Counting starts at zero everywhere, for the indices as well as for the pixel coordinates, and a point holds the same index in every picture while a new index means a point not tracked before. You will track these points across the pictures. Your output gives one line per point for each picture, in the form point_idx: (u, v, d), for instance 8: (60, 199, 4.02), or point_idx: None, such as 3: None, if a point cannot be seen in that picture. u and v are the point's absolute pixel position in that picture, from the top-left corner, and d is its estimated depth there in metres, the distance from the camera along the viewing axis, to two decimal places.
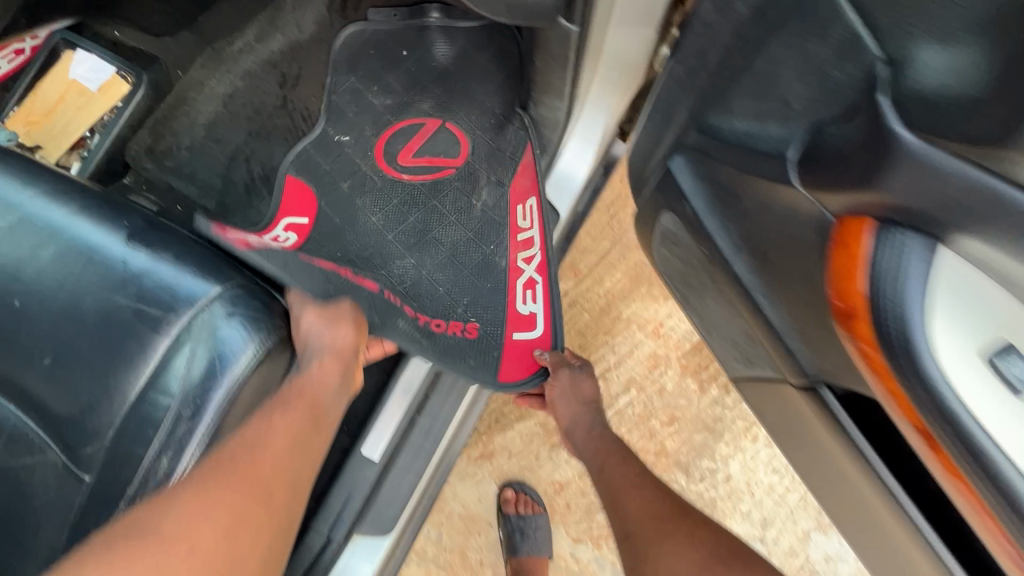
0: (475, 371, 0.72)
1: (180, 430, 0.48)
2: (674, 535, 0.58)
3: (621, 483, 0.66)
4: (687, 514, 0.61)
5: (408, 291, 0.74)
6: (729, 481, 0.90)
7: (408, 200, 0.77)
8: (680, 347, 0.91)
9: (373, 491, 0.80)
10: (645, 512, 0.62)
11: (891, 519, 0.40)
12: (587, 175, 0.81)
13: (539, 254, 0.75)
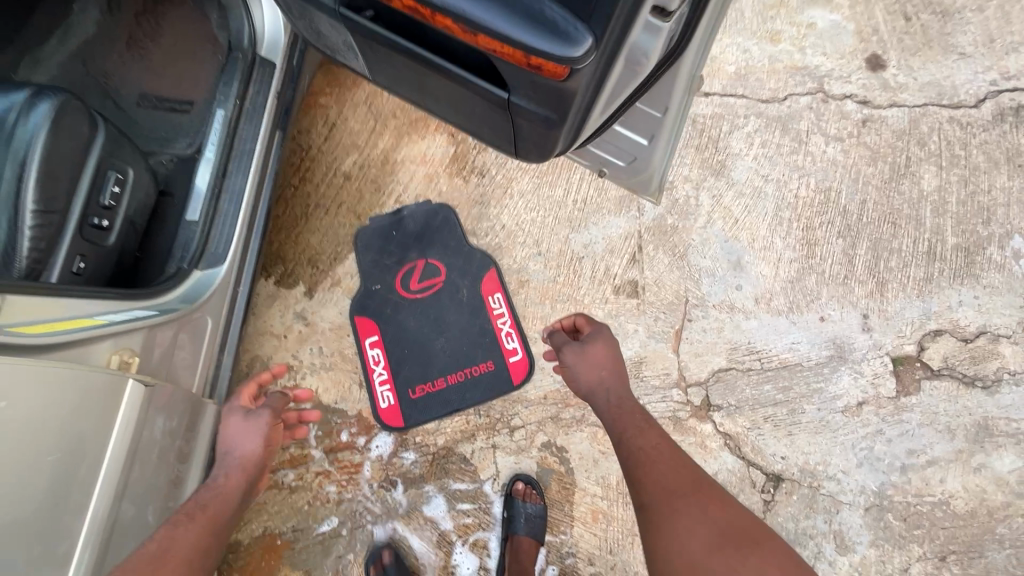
0: (499, 386, 1.28)
1: (24, 149, 0.79)
2: (689, 507, 0.88)
3: (643, 449, 0.97)
4: (700, 488, 0.91)
5: (442, 350, 1.32)
6: (505, 228, 1.40)
7: (421, 302, 1.35)
8: (441, 162, 1.47)
9: (205, 240, 1.02)
10: (663, 488, 0.91)
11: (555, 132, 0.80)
12: (287, 35, 1.15)
13: (507, 316, 1.33)
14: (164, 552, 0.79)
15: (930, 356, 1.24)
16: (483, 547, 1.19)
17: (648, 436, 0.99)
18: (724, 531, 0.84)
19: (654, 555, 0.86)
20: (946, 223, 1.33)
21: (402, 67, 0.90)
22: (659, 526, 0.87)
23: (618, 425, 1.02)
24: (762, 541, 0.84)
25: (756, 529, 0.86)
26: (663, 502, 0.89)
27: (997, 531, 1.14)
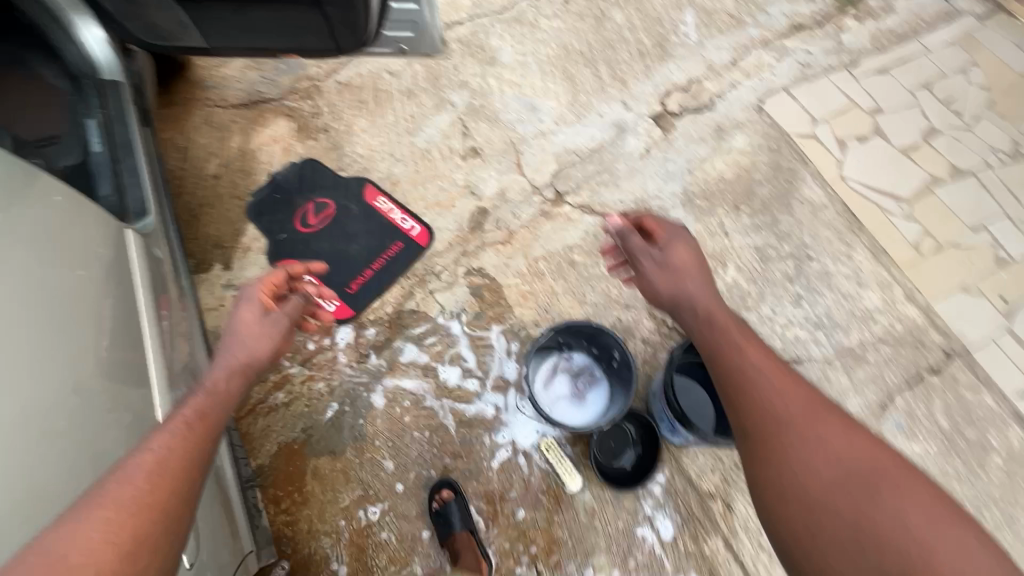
0: (412, 253, 1.60)
1: None
2: (811, 433, 0.86)
3: (751, 365, 0.95)
4: (827, 410, 0.90)
5: (357, 253, 1.61)
6: (363, 155, 1.75)
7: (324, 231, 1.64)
8: (289, 134, 1.78)
9: (124, 206, 1.24)
10: (770, 417, 0.90)
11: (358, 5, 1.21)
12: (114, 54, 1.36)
13: (395, 207, 1.66)
14: (156, 470, 0.76)
15: (672, 107, 1.81)
16: (459, 358, 1.47)
17: (751, 355, 0.97)
18: (891, 478, 0.80)
19: (757, 483, 0.89)
20: (641, 34, 1.91)
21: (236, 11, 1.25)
22: (771, 455, 0.87)
23: (708, 337, 1.03)
24: (903, 480, 0.80)
25: (889, 461, 0.83)
26: (772, 429, 0.89)
27: (756, 178, 1.70)
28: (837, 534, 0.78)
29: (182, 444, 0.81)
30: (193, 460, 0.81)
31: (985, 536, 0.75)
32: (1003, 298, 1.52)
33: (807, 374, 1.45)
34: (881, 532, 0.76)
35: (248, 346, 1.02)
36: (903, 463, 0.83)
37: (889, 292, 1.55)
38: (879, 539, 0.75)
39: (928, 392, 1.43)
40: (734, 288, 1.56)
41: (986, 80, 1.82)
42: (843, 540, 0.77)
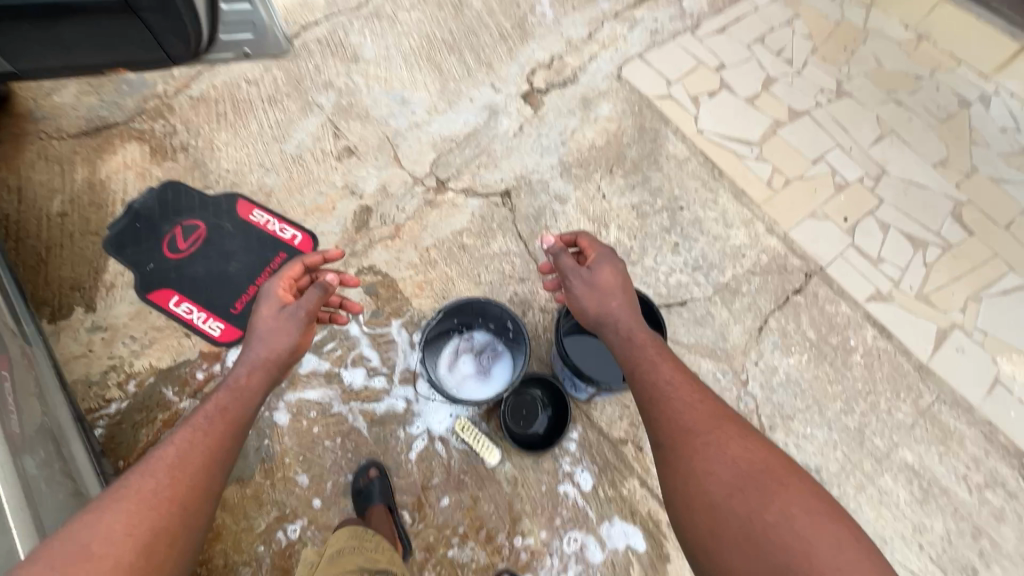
0: None
1: None
2: (712, 439, 0.97)
3: (666, 378, 1.06)
4: (725, 420, 1.00)
5: (238, 271, 1.53)
6: (229, 170, 1.66)
7: (197, 254, 1.54)
8: (142, 158, 1.65)
9: None
10: (678, 425, 1.00)
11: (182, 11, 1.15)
12: None
13: (272, 218, 1.60)
14: (154, 495, 0.87)
15: (538, 83, 1.87)
16: (361, 359, 1.44)
17: (661, 368, 1.08)
18: (779, 481, 0.89)
19: (671, 490, 0.96)
20: (499, 18, 1.95)
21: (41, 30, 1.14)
22: (680, 459, 0.97)
23: (628, 353, 1.12)
24: (787, 478, 0.90)
25: (775, 464, 0.93)
26: (682, 440, 0.98)
27: (624, 142, 1.80)
28: (731, 520, 0.87)
29: (196, 441, 0.96)
30: (210, 457, 0.96)
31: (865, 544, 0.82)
32: (846, 217, 1.71)
33: (693, 314, 1.56)
34: (766, 526, 0.84)
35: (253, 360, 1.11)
36: (789, 465, 0.94)
37: (752, 227, 1.70)
38: (763, 531, 0.83)
39: (795, 310, 1.59)
40: (618, 246, 1.65)
41: (808, 29, 2.02)
42: (733, 530, 0.86)
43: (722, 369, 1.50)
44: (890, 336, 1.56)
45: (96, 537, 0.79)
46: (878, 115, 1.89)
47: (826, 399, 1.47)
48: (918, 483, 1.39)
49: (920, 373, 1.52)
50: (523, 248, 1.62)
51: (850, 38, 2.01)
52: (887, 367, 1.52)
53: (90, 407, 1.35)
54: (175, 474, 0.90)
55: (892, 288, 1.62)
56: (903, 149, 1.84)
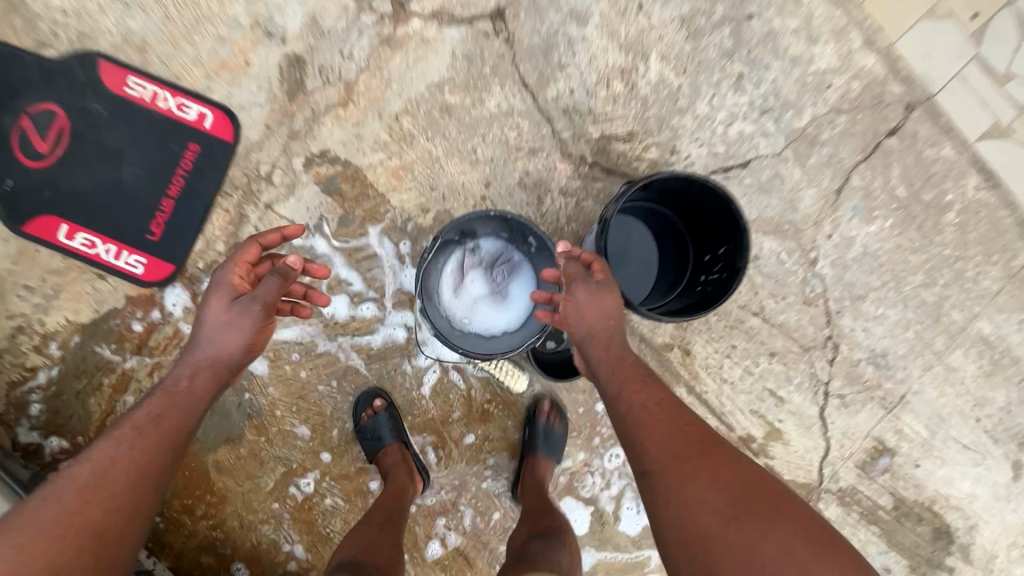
0: (219, 155, 1.11)
1: None
2: (694, 459, 0.72)
3: (643, 399, 0.80)
4: (708, 438, 0.76)
5: (139, 178, 1.09)
6: (67, 12, 1.07)
7: (71, 159, 1.08)
8: None
9: None
10: (658, 448, 0.75)
11: None
12: None
13: (161, 90, 1.09)
14: (53, 525, 0.66)
15: None
16: (340, 283, 1.13)
17: (635, 385, 0.82)
18: (773, 508, 0.67)
19: (656, 533, 0.71)
20: None
21: None
22: (660, 497, 0.71)
23: (609, 378, 0.85)
24: (783, 506, 0.67)
25: (766, 485, 0.70)
26: (663, 465, 0.73)
27: None
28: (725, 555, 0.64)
29: (124, 458, 0.74)
30: (141, 475, 0.74)
31: None
32: (974, 13, 1.22)
33: (757, 178, 1.20)
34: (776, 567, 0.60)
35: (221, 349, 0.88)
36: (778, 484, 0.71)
37: (845, 41, 1.21)
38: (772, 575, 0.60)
39: (886, 160, 1.23)
40: (661, 87, 1.19)
41: None
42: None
43: (789, 248, 1.21)
44: (996, 185, 1.24)
45: None
46: None
47: (906, 272, 1.23)
48: (990, 356, 1.25)
49: (1021, 229, 1.25)
50: (531, 102, 1.16)
51: None
52: (984, 225, 1.24)
53: (12, 380, 1.09)
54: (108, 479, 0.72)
55: (1013, 118, 1.23)
56: None
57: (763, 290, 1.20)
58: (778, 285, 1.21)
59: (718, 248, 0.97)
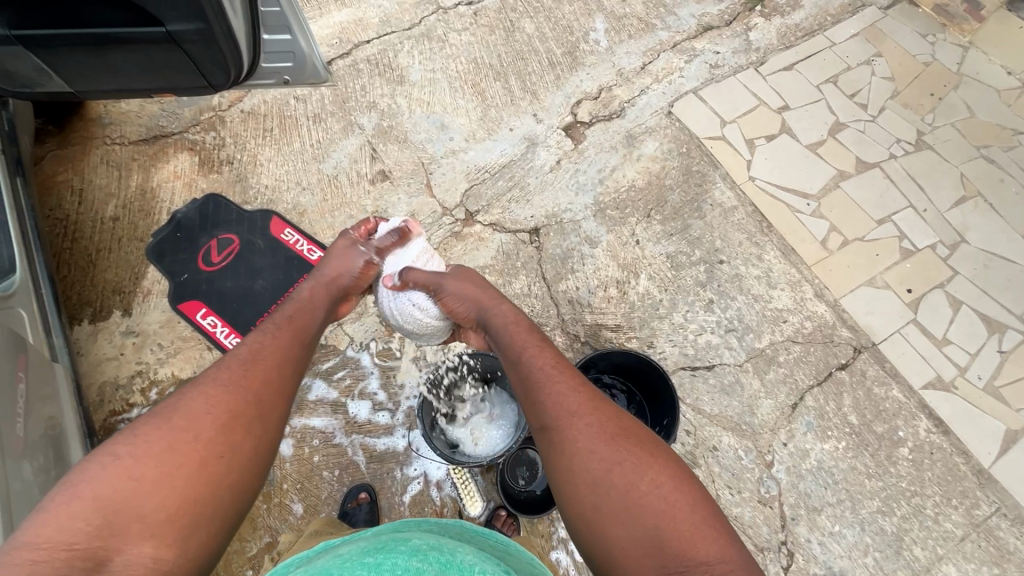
0: None
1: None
2: (593, 415, 0.89)
3: (529, 359, 1.01)
4: (600, 402, 0.91)
5: (265, 290, 1.57)
6: (269, 186, 1.72)
7: (228, 269, 1.59)
8: (191, 169, 1.74)
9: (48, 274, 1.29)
10: (554, 404, 0.91)
11: (230, 55, 1.20)
12: None
13: (303, 240, 1.64)
14: (244, 392, 0.85)
15: (581, 115, 1.83)
16: (369, 392, 1.43)
17: (535, 358, 1.00)
18: (648, 450, 0.84)
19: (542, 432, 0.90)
20: (551, 44, 1.96)
21: (100, 64, 1.20)
22: (560, 443, 0.86)
23: (509, 346, 1.07)
24: (620, 436, 0.86)
25: (651, 441, 0.86)
26: (561, 418, 0.89)
27: (667, 185, 1.70)
28: (611, 504, 0.78)
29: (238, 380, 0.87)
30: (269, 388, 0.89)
31: (679, 475, 0.81)
32: (909, 289, 1.55)
33: (722, 381, 1.45)
34: (644, 496, 0.77)
35: (304, 317, 1.08)
36: (647, 433, 0.88)
37: (799, 291, 1.56)
38: (598, 481, 0.80)
39: (838, 389, 1.44)
40: (648, 297, 1.56)
41: (889, 71, 1.89)
42: (608, 502, 0.78)
43: (746, 447, 1.38)
44: (948, 432, 1.39)
45: (211, 398, 0.82)
46: (962, 174, 1.71)
47: (862, 496, 1.34)
48: None
49: (978, 478, 1.35)
50: (546, 291, 1.56)
51: (940, 83, 1.87)
52: (939, 467, 1.36)
53: (113, 410, 1.43)
54: (182, 446, 0.74)
55: (955, 376, 1.45)
56: (988, 216, 1.65)
57: (720, 479, 1.34)
58: (735, 479, 1.35)
59: (664, 420, 1.21)
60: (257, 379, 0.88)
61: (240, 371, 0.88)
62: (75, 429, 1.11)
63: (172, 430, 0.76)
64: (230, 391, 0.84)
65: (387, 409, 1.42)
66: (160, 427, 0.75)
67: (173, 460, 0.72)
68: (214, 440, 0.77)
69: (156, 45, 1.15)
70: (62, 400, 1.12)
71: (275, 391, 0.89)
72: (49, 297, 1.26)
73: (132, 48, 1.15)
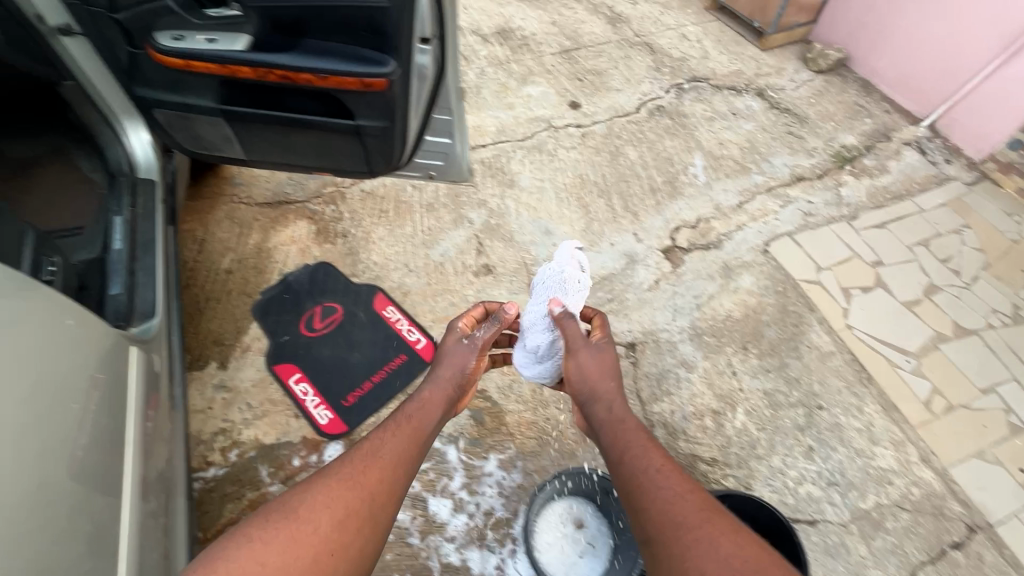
0: (415, 365, 1.58)
1: (152, 262, 1.28)
2: (702, 529, 0.87)
3: (633, 458, 1.01)
4: (711, 516, 0.89)
5: (360, 363, 1.57)
6: (377, 262, 1.78)
7: (327, 337, 1.61)
8: (307, 236, 1.83)
9: (177, 323, 1.30)
10: (661, 515, 0.91)
11: (398, 148, 1.31)
12: (159, 174, 1.43)
13: (403, 319, 1.66)
14: (370, 497, 0.90)
15: (680, 241, 1.90)
16: (452, 490, 1.37)
17: (650, 457, 1.01)
18: (757, 564, 0.83)
19: (647, 545, 0.91)
20: (653, 172, 2.10)
21: (279, 140, 1.31)
22: (670, 557, 0.87)
23: (610, 446, 1.06)
24: (729, 549, 0.85)
25: (771, 563, 0.83)
26: (670, 535, 0.88)
27: (763, 320, 1.72)
28: None
29: (360, 484, 0.91)
30: (394, 489, 0.94)
31: None
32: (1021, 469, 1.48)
33: (826, 540, 1.35)
34: None
35: (427, 419, 1.07)
36: (770, 556, 0.85)
37: (903, 451, 1.50)
38: None
39: (954, 570, 1.33)
40: (745, 433, 1.51)
41: (979, 243, 1.96)
42: None
43: None
44: None
45: (339, 498, 0.88)
46: None
47: None
48: None
49: None
50: (640, 410, 1.53)
51: None
52: None
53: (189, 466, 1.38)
54: (300, 545, 0.82)
55: None
56: None
57: None
58: None
59: None
60: (382, 481, 0.93)
61: (368, 469, 0.93)
62: (179, 492, 1.06)
63: (304, 518, 0.84)
64: (348, 507, 0.87)
65: (469, 512, 1.35)
66: (288, 511, 0.85)
67: (292, 562, 0.80)
68: (332, 538, 0.84)
69: (339, 133, 1.26)
70: (176, 458, 1.08)
71: (394, 495, 0.94)
72: (176, 348, 1.26)
73: (317, 133, 1.27)
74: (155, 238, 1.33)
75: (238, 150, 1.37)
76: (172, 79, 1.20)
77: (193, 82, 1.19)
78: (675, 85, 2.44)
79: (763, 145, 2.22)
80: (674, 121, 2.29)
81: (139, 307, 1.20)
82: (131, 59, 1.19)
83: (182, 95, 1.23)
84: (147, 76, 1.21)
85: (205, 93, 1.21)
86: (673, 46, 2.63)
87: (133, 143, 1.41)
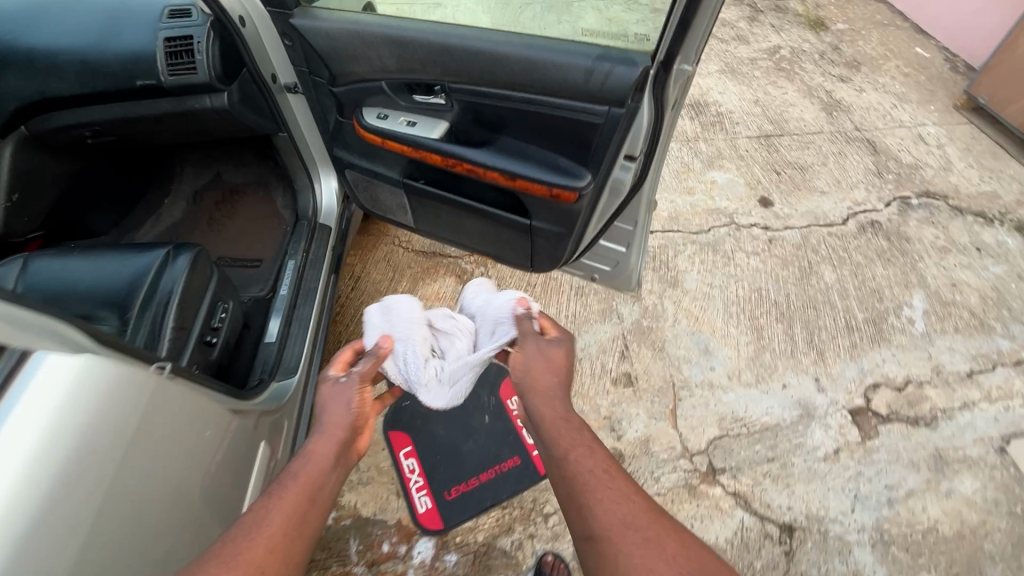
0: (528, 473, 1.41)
1: (310, 318, 1.31)
2: (644, 530, 0.79)
3: (584, 464, 0.90)
4: (653, 516, 0.82)
5: (471, 454, 1.45)
6: None
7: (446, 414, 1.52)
8: (451, 297, 1.80)
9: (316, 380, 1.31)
10: (610, 517, 0.81)
11: (565, 252, 1.17)
12: (336, 222, 1.48)
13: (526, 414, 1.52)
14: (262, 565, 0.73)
15: (878, 404, 1.51)
16: None
17: (592, 457, 0.91)
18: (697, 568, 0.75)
19: (586, 545, 0.81)
20: (853, 304, 1.73)
21: (449, 219, 1.26)
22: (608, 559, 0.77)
23: (555, 445, 0.94)
24: (681, 553, 0.77)
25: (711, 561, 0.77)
26: (612, 532, 0.80)
27: (985, 549, 1.28)
28: None
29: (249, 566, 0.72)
30: (285, 555, 0.76)
31: None
32: None
33: None
34: None
35: (317, 471, 0.90)
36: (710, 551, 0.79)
37: None
38: None
39: None
40: None
41: None
42: None
43: None
44: None
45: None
46: None
47: None
48: None
49: None
50: None
51: None
52: None
53: None
54: None
55: None
56: None
57: None
58: None
59: None
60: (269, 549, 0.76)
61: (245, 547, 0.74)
62: None
63: None
64: None
65: None
66: None
67: None
68: None
69: (511, 228, 1.17)
70: None
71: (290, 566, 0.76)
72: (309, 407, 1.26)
73: (489, 222, 1.19)
74: (315, 291, 1.35)
75: (407, 218, 1.35)
76: (366, 150, 1.21)
77: (387, 157, 1.18)
78: (900, 198, 2.02)
79: (1015, 299, 1.72)
80: (891, 243, 1.88)
81: (286, 363, 1.21)
82: (334, 127, 1.22)
83: (371, 163, 1.23)
84: (345, 141, 1.23)
85: (391, 165, 1.20)
86: (903, 149, 2.20)
87: (321, 190, 1.47)
